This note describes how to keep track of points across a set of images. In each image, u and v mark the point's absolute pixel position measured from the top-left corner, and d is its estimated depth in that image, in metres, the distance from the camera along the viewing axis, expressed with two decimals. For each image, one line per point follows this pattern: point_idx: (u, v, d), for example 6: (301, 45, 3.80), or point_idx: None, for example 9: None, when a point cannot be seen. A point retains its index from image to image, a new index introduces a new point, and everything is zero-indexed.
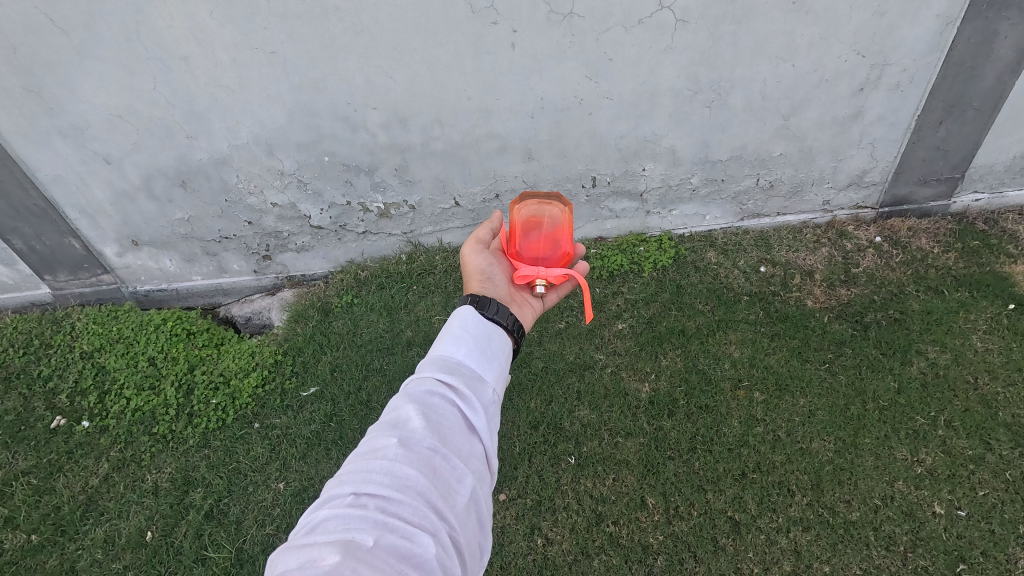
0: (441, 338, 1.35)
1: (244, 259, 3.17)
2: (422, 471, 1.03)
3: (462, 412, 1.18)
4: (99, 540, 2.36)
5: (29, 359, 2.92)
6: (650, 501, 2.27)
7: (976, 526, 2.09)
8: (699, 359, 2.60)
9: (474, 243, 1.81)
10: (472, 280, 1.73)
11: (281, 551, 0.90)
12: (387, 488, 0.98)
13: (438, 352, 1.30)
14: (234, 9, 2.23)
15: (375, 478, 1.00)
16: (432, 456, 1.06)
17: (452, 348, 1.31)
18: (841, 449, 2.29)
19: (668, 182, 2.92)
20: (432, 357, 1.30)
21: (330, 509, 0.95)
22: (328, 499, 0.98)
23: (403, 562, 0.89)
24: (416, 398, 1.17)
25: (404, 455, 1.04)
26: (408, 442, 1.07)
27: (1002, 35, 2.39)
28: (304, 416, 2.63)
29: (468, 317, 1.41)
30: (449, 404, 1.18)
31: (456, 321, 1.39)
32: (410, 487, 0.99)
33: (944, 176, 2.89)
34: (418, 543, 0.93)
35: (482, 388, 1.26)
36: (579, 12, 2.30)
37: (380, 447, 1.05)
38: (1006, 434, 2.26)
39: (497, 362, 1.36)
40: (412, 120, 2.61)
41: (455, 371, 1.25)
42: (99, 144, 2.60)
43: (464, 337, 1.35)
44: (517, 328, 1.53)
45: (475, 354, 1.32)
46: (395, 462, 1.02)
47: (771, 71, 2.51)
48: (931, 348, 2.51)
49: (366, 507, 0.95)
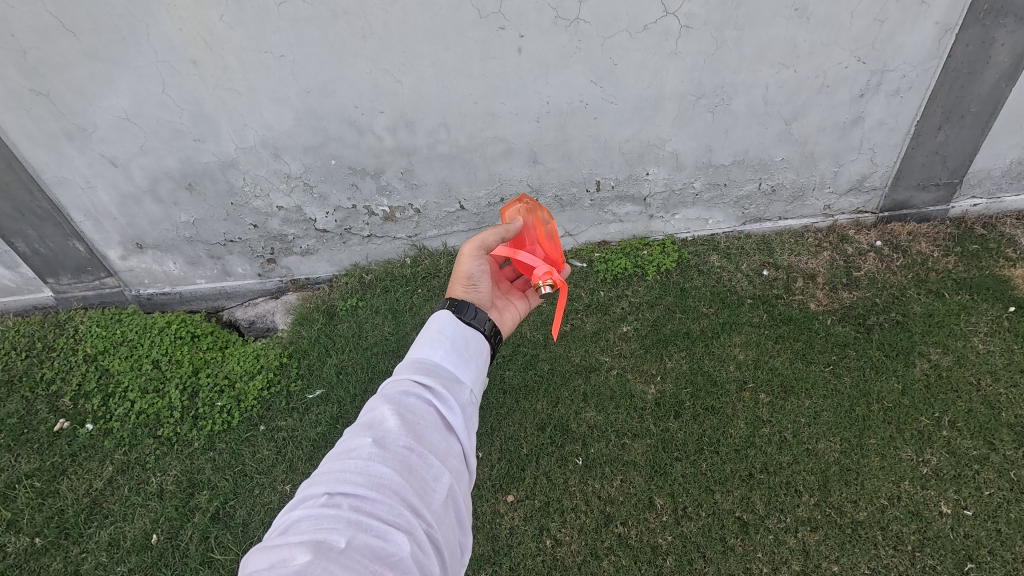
0: (418, 341, 1.34)
1: (248, 262, 3.17)
2: (397, 470, 1.01)
3: (439, 412, 1.17)
4: (103, 543, 2.34)
5: (31, 362, 2.91)
6: (658, 502, 2.28)
7: (983, 526, 2.10)
8: (704, 361, 2.62)
9: (476, 246, 1.69)
10: (457, 283, 1.67)
11: (254, 551, 0.88)
12: (360, 487, 0.97)
13: (416, 355, 1.30)
14: (243, 13, 2.25)
15: (348, 478, 0.98)
16: (407, 455, 1.05)
17: (429, 351, 1.30)
18: (847, 450, 2.31)
19: (671, 186, 2.95)
20: (409, 360, 1.29)
21: (303, 510, 0.93)
22: (302, 499, 0.96)
23: (377, 561, 0.88)
24: (392, 399, 1.16)
25: (378, 455, 1.02)
26: (383, 442, 1.05)
27: (999, 43, 2.44)
28: (310, 418, 2.63)
29: (446, 320, 1.40)
30: (425, 405, 1.17)
31: (434, 324, 1.38)
32: (384, 486, 0.98)
33: (942, 181, 2.93)
34: (392, 541, 0.91)
35: (460, 388, 1.25)
36: (586, 18, 2.33)
37: (355, 448, 1.04)
38: (1010, 434, 2.28)
39: (475, 362, 1.35)
40: (419, 123, 2.63)
41: (431, 373, 1.24)
42: (105, 147, 2.60)
43: (442, 340, 1.34)
44: (494, 333, 1.52)
45: (453, 356, 1.31)
46: (369, 462, 1.01)
47: (773, 76, 2.55)
48: (934, 350, 2.53)
49: (339, 507, 0.94)
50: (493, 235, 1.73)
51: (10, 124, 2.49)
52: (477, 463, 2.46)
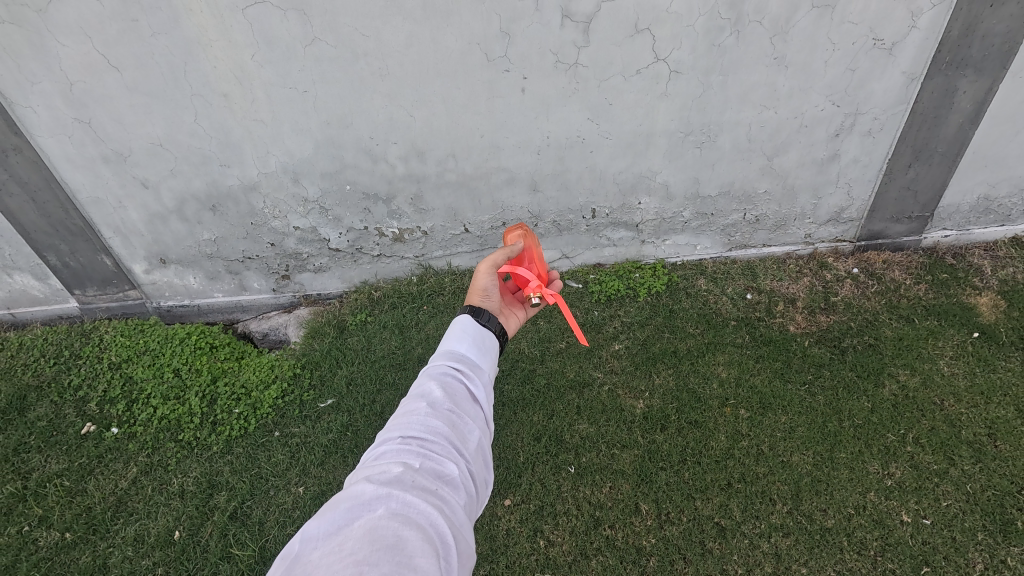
0: (446, 336, 1.50)
1: (264, 278, 3.37)
2: (446, 422, 1.19)
3: (469, 388, 1.33)
4: (129, 538, 2.50)
5: (60, 369, 3.10)
6: (644, 507, 2.45)
7: (939, 533, 2.28)
8: (690, 378, 2.81)
9: (490, 264, 1.86)
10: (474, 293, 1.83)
11: (353, 473, 1.08)
12: (422, 431, 1.15)
13: (444, 348, 1.45)
14: (273, 53, 2.48)
15: (413, 425, 1.16)
16: (452, 414, 1.22)
17: (457, 343, 1.46)
18: (819, 462, 2.49)
19: (662, 214, 3.17)
20: (442, 350, 1.45)
21: (383, 446, 1.12)
22: (381, 440, 1.15)
23: (439, 480, 1.07)
24: (435, 375, 1.33)
25: (432, 411, 1.20)
26: (433, 403, 1.23)
27: (961, 91, 2.67)
28: (322, 425, 2.81)
29: (464, 319, 1.55)
30: (460, 381, 1.34)
31: (457, 322, 1.54)
32: (438, 431, 1.16)
33: (914, 214, 3.16)
34: (447, 467, 1.10)
35: (483, 372, 1.42)
36: (584, 62, 2.56)
37: (413, 407, 1.21)
38: (969, 450, 2.46)
39: (491, 355, 1.50)
40: (429, 153, 2.86)
41: (461, 359, 1.41)
42: (138, 170, 2.82)
43: (466, 334, 1.49)
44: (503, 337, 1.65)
45: (477, 348, 1.47)
46: (428, 416, 1.18)
47: (755, 117, 2.78)
48: (902, 371, 2.74)
49: (409, 444, 1.12)
50: (503, 255, 1.91)
51: (53, 147, 2.71)
52: None
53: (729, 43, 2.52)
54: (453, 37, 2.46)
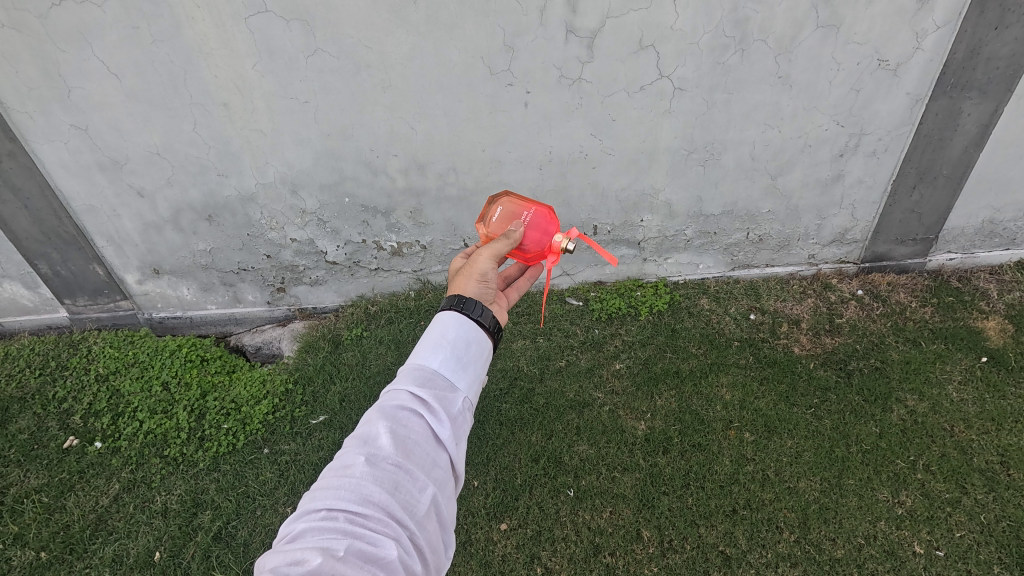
0: (419, 345, 1.30)
1: (259, 291, 3.30)
2: (386, 487, 1.05)
3: (429, 428, 1.18)
4: (107, 558, 2.42)
5: (45, 380, 3.03)
6: (645, 534, 2.36)
7: (953, 566, 2.20)
8: (693, 401, 2.74)
9: (493, 248, 1.62)
10: (467, 278, 1.52)
11: (267, 554, 0.96)
12: (353, 500, 1.02)
13: (408, 368, 1.26)
14: (275, 63, 2.46)
15: (343, 493, 1.03)
16: (396, 473, 1.08)
17: (428, 357, 1.26)
18: (827, 489, 2.41)
19: (664, 233, 3.13)
20: (407, 368, 1.26)
21: (306, 521, 1.00)
22: (305, 512, 1.02)
23: (371, 564, 0.95)
24: (387, 414, 1.17)
25: (370, 473, 1.06)
26: (375, 460, 1.09)
27: (967, 113, 2.65)
28: (314, 442, 2.73)
29: (445, 324, 1.32)
30: (418, 421, 1.18)
31: (437, 324, 1.32)
32: (374, 500, 1.03)
33: (919, 236, 3.12)
34: (383, 546, 0.97)
35: (454, 397, 1.24)
36: (587, 78, 2.55)
37: (350, 465, 1.07)
38: (981, 479, 2.39)
39: (473, 368, 1.31)
40: (430, 166, 2.82)
41: (426, 387, 1.22)
42: (134, 178, 2.77)
43: (443, 344, 1.29)
44: (498, 328, 1.42)
45: (452, 362, 1.27)
46: (363, 479, 1.04)
47: (759, 135, 2.75)
48: (910, 396, 2.67)
49: (336, 519, 1.00)
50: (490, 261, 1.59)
51: (48, 153, 2.67)
52: (472, 491, 2.54)
53: (734, 62, 2.51)
54: (456, 50, 2.45)
